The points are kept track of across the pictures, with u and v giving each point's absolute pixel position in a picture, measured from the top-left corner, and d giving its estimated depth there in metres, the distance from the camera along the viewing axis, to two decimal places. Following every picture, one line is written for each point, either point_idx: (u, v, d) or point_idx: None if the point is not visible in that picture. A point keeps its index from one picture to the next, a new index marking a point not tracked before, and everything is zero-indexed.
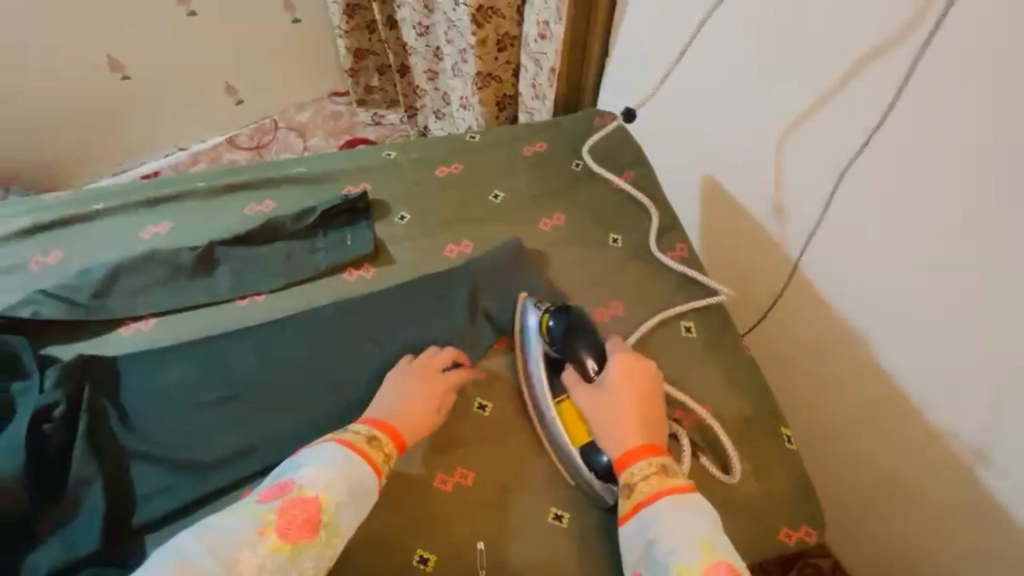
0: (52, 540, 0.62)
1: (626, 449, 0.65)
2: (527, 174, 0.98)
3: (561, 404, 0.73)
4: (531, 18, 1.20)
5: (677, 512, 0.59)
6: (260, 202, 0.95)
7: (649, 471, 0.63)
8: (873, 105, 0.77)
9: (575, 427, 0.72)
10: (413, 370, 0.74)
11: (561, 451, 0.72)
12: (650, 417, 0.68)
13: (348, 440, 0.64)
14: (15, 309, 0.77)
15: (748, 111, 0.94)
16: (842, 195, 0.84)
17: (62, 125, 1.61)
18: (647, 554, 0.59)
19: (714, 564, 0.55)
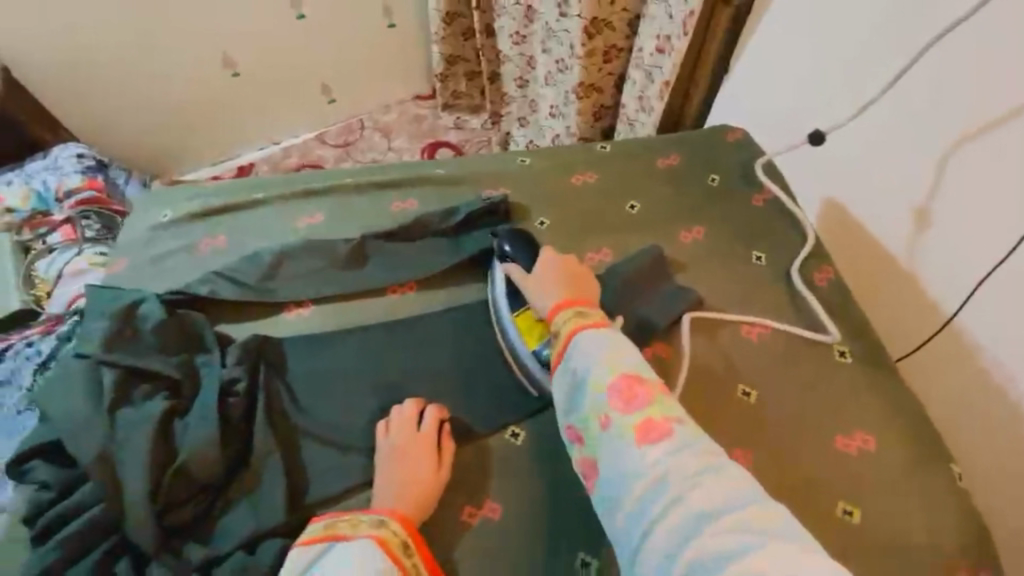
0: (242, 507, 0.66)
1: (555, 308, 0.74)
2: (662, 186, 0.99)
3: (518, 315, 0.80)
4: (649, 32, 1.22)
5: (589, 341, 0.67)
6: (404, 200, 0.99)
7: (569, 316, 0.71)
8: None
9: (526, 325, 0.79)
10: (399, 441, 0.70)
11: (522, 358, 0.79)
12: (574, 283, 0.78)
13: (383, 542, 0.62)
14: (194, 286, 0.83)
15: (901, 136, 0.92)
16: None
17: (179, 115, 1.73)
18: (567, 381, 0.67)
19: (616, 376, 0.64)
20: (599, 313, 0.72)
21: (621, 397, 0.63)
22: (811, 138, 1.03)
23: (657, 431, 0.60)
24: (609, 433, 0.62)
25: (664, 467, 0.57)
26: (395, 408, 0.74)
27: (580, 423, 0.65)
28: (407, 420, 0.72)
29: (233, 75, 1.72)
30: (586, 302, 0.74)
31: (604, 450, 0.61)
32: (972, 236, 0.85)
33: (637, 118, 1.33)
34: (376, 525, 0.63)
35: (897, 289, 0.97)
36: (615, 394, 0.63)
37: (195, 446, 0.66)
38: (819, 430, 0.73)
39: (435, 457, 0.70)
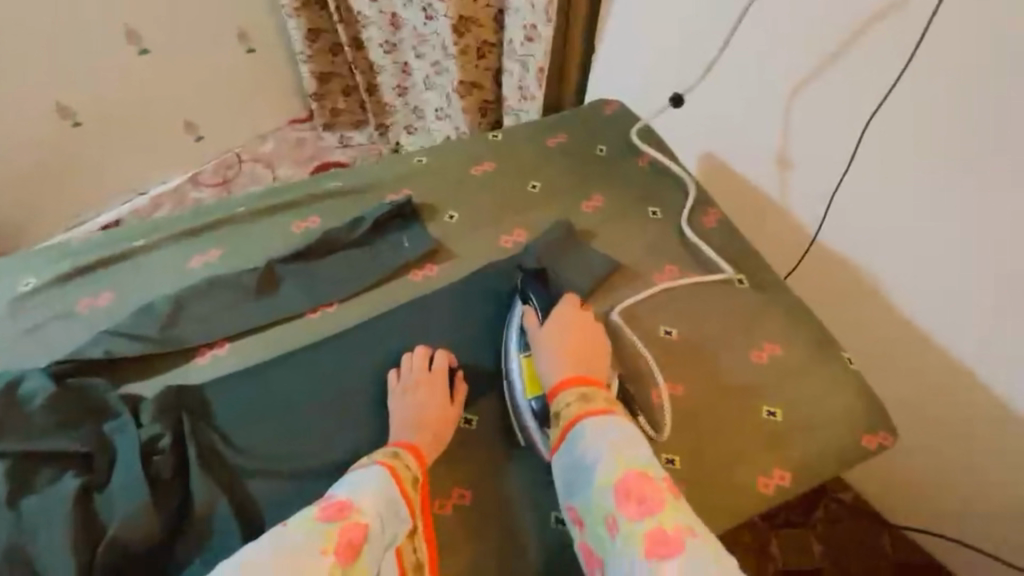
0: (197, 563, 0.62)
1: (560, 382, 0.70)
2: (557, 163, 1.05)
3: (525, 361, 0.76)
4: (516, 24, 1.27)
5: (596, 428, 0.65)
6: (305, 219, 0.96)
7: (572, 398, 0.68)
8: (890, 60, 0.88)
9: (532, 376, 0.75)
10: (413, 377, 0.75)
11: (518, 405, 0.76)
12: (584, 349, 0.73)
13: (398, 472, 0.65)
14: (84, 351, 0.75)
15: (753, 86, 1.05)
16: (869, 146, 0.94)
17: (18, 178, 1.53)
18: (573, 466, 0.65)
19: (624, 473, 0.61)
20: (605, 396, 0.69)
21: (629, 496, 0.60)
22: (674, 102, 1.15)
23: (668, 543, 0.56)
24: (616, 536, 0.59)
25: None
26: (410, 352, 0.78)
27: (583, 509, 0.63)
28: (418, 363, 0.76)
29: (74, 125, 1.55)
30: (594, 383, 0.70)
31: (614, 560, 0.58)
32: (823, 160, 1.00)
33: (521, 108, 1.38)
34: (392, 456, 0.66)
35: (777, 221, 1.11)
36: (622, 497, 0.60)
37: (124, 517, 0.60)
38: (734, 349, 0.82)
39: (446, 393, 0.74)
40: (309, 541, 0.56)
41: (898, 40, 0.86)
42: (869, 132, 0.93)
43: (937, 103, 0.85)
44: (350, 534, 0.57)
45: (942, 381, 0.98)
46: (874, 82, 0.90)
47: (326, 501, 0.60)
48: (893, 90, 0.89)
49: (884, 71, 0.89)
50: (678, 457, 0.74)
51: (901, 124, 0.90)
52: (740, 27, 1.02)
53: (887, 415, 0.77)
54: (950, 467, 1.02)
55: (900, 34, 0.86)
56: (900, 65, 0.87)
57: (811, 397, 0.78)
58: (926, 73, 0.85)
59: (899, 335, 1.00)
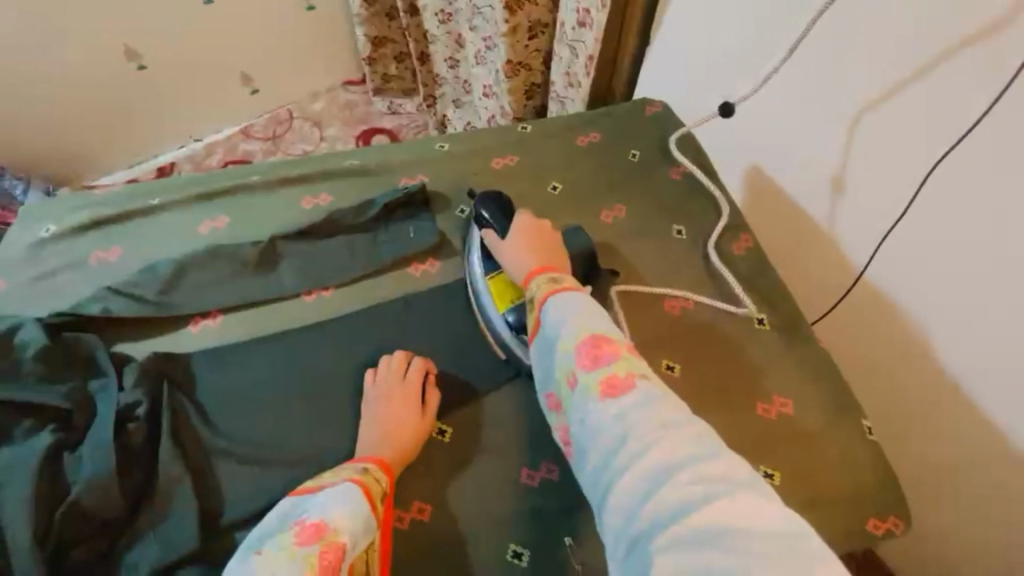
0: (149, 538, 0.62)
1: (529, 274, 0.73)
2: (584, 165, 0.98)
3: (491, 278, 0.80)
4: (569, 6, 1.16)
5: (561, 302, 0.66)
6: (317, 195, 0.94)
7: (542, 281, 0.70)
8: (973, 98, 0.75)
9: (502, 291, 0.79)
10: (384, 386, 0.73)
11: (493, 324, 0.80)
12: (546, 247, 0.77)
13: (367, 487, 0.63)
14: (84, 307, 0.77)
15: (825, 99, 0.92)
16: (929, 195, 0.82)
17: (84, 114, 1.58)
18: (543, 343, 0.66)
19: (584, 335, 0.62)
20: (572, 279, 0.71)
21: (589, 354, 0.60)
22: (721, 111, 1.06)
23: (622, 386, 0.56)
24: (577, 392, 0.59)
25: (628, 420, 0.53)
26: (383, 357, 0.76)
27: (556, 387, 0.63)
28: (393, 368, 0.75)
29: (139, 68, 1.58)
30: (559, 269, 0.72)
31: (574, 410, 0.58)
32: (883, 197, 0.88)
33: (566, 95, 1.30)
34: (358, 472, 0.65)
35: (822, 254, 1.00)
36: (581, 354, 0.60)
37: (86, 482, 0.61)
38: (741, 396, 0.75)
39: (419, 403, 0.73)
40: (291, 566, 0.54)
41: (984, 76, 0.74)
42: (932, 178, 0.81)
43: (1020, 157, 0.72)
44: (331, 556, 0.56)
45: (980, 463, 0.87)
46: (950, 121, 0.78)
47: (300, 524, 0.58)
48: (970, 134, 0.76)
49: (961, 110, 0.77)
50: None
51: (972, 175, 0.77)
52: (805, 34, 0.91)
53: (901, 500, 0.70)
54: (969, 552, 0.93)
55: (992, 70, 0.73)
56: (983, 106, 0.74)
57: (821, 468, 0.71)
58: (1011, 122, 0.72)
59: (938, 405, 0.89)
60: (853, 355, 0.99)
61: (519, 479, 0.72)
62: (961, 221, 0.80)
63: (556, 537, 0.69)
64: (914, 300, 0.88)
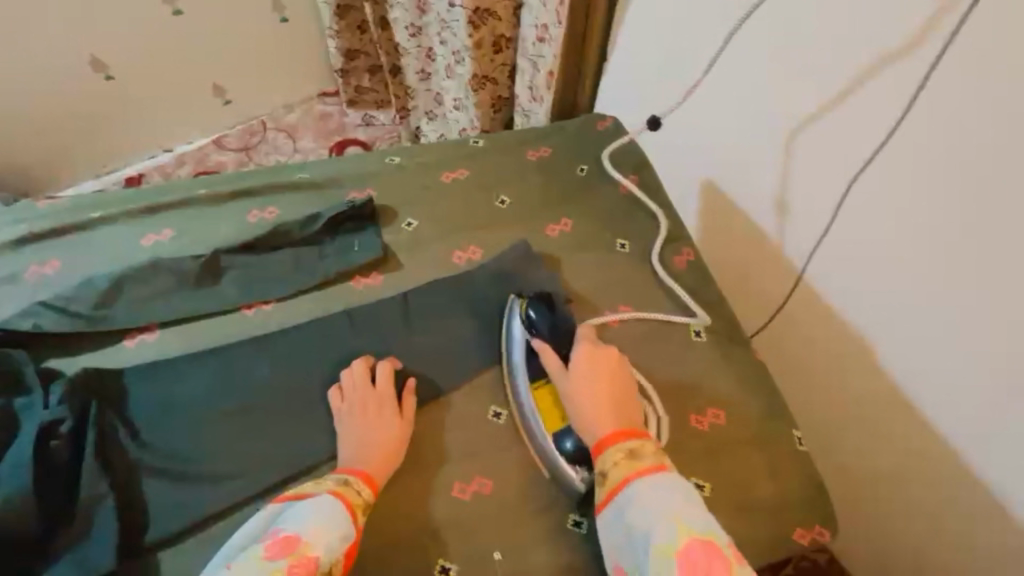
0: (67, 557, 0.61)
1: (603, 436, 0.68)
2: (534, 179, 0.99)
3: (539, 389, 0.75)
4: (529, 21, 1.19)
5: (652, 490, 0.62)
6: (264, 209, 0.94)
7: (621, 457, 0.65)
8: (890, 105, 0.78)
9: (550, 412, 0.74)
10: (359, 395, 0.74)
11: (537, 438, 0.74)
12: (618, 389, 0.72)
13: (346, 497, 0.64)
14: (13, 322, 0.75)
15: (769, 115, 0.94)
16: (852, 204, 0.86)
17: (49, 124, 1.56)
18: (624, 532, 0.61)
19: (688, 542, 0.57)
20: (653, 448, 0.66)
21: (698, 566, 0.55)
22: (649, 124, 1.10)
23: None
24: None
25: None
26: (356, 361, 0.77)
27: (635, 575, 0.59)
28: (360, 379, 0.75)
29: (107, 78, 1.57)
30: (638, 436, 0.67)
31: None
32: (823, 207, 0.91)
33: (530, 109, 1.31)
34: (341, 484, 0.66)
35: (771, 266, 1.03)
36: (683, 565, 0.56)
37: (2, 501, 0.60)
38: (674, 407, 0.76)
39: (396, 409, 0.73)
40: None
41: (895, 90, 0.77)
42: (853, 188, 0.85)
43: (931, 167, 0.76)
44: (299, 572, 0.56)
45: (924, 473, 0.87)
46: (867, 133, 0.82)
47: (274, 537, 0.59)
48: (883, 146, 0.80)
49: (875, 122, 0.80)
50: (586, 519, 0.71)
51: (887, 184, 0.81)
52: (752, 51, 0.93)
53: (827, 507, 0.72)
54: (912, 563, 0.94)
55: (906, 78, 0.75)
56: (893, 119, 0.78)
57: (745, 478, 0.72)
58: (917, 135, 0.76)
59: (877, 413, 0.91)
60: (803, 364, 1.01)
61: (451, 492, 0.71)
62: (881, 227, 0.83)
63: (485, 552, 0.68)
64: (853, 308, 0.90)
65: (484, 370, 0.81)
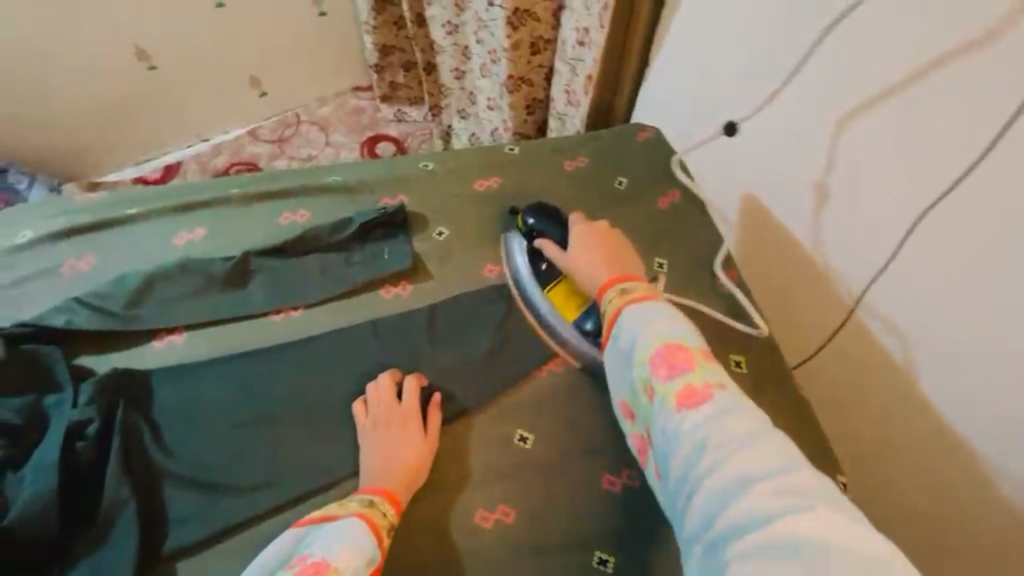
0: (87, 564, 0.61)
1: (602, 286, 0.75)
2: (569, 191, 0.96)
3: (551, 289, 0.82)
4: (570, 24, 1.15)
5: (632, 313, 0.68)
6: (294, 211, 0.93)
7: (614, 293, 0.72)
8: (977, 125, 0.70)
9: (565, 303, 0.82)
10: (381, 412, 0.72)
11: (559, 333, 0.81)
12: (612, 254, 0.79)
13: (373, 521, 0.62)
14: (48, 317, 0.76)
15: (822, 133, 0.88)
16: (916, 244, 0.80)
17: (92, 113, 1.59)
18: (614, 351, 0.68)
19: (658, 345, 0.63)
20: (643, 285, 0.73)
21: (664, 363, 0.62)
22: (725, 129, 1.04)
23: (698, 397, 0.58)
24: (654, 402, 0.61)
25: (706, 428, 0.55)
26: (385, 372, 0.76)
27: (627, 397, 0.66)
28: (384, 394, 0.73)
29: (149, 69, 1.59)
30: (629, 277, 0.75)
31: (653, 420, 0.61)
32: (882, 235, 0.84)
33: (567, 113, 1.27)
34: (365, 505, 0.64)
35: (815, 290, 0.97)
36: (657, 363, 0.62)
37: (27, 502, 0.59)
38: None
39: (422, 428, 0.72)
40: None
41: (974, 124, 0.70)
42: (919, 228, 0.79)
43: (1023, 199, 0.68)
44: None
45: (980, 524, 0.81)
46: (939, 169, 0.75)
47: (301, 560, 0.57)
48: (956, 185, 0.74)
49: (949, 158, 0.74)
50: (612, 559, 0.68)
51: (958, 225, 0.74)
52: (809, 64, 0.87)
53: None
54: None
55: (999, 99, 0.68)
56: (971, 158, 0.72)
57: None
58: (999, 176, 0.69)
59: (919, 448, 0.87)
60: (844, 397, 0.97)
61: (473, 520, 0.69)
62: (947, 270, 0.77)
63: None
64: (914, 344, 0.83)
65: (510, 391, 0.78)
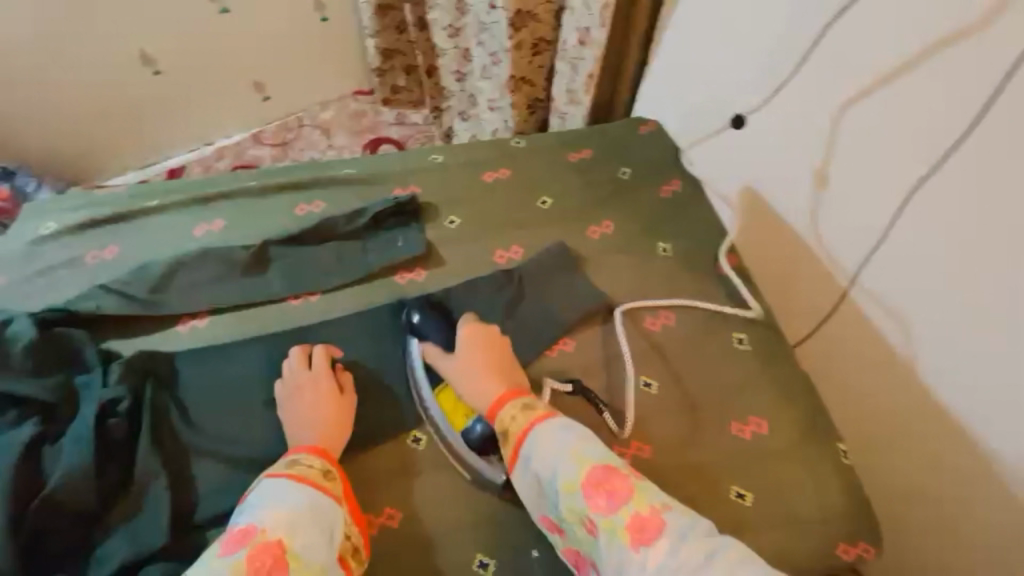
0: (121, 533, 0.64)
1: (498, 399, 0.71)
2: (575, 181, 1.00)
3: (439, 393, 0.76)
4: (570, 25, 1.18)
5: (548, 435, 0.66)
6: (310, 202, 0.96)
7: (517, 410, 0.69)
8: (958, 113, 0.76)
9: (453, 406, 0.75)
10: (295, 382, 0.73)
11: (451, 440, 0.73)
12: (501, 364, 0.75)
13: (299, 476, 0.63)
14: (76, 303, 0.78)
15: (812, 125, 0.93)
16: (905, 223, 0.84)
17: (98, 116, 1.62)
18: (536, 481, 0.65)
19: (587, 470, 0.62)
20: (542, 402, 0.71)
21: (601, 492, 0.60)
22: (733, 122, 1.06)
23: (649, 526, 0.57)
24: (600, 536, 0.59)
25: (667, 563, 0.55)
26: (293, 350, 0.76)
27: (556, 516, 0.64)
28: (297, 366, 0.74)
29: (155, 73, 1.62)
30: (524, 392, 0.72)
31: (602, 557, 0.58)
32: (870, 219, 0.88)
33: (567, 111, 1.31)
34: (289, 465, 0.64)
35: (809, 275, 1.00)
36: (590, 490, 0.61)
37: (64, 474, 0.62)
38: (714, 419, 0.76)
39: (334, 387, 0.73)
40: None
41: (961, 102, 0.75)
42: (904, 211, 0.84)
43: (996, 178, 0.73)
44: (262, 556, 0.55)
45: (974, 502, 0.83)
46: (927, 148, 0.80)
47: (229, 531, 0.58)
48: (945, 161, 0.78)
49: (938, 135, 0.78)
50: None
51: (947, 199, 0.79)
52: (807, 61, 0.92)
53: (873, 524, 0.71)
54: None
55: (977, 87, 0.74)
56: (958, 136, 0.76)
57: (784, 486, 0.72)
58: (986, 148, 0.74)
59: (901, 423, 0.90)
60: (836, 380, 0.99)
61: (490, 488, 0.72)
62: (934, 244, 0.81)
63: (523, 549, 0.69)
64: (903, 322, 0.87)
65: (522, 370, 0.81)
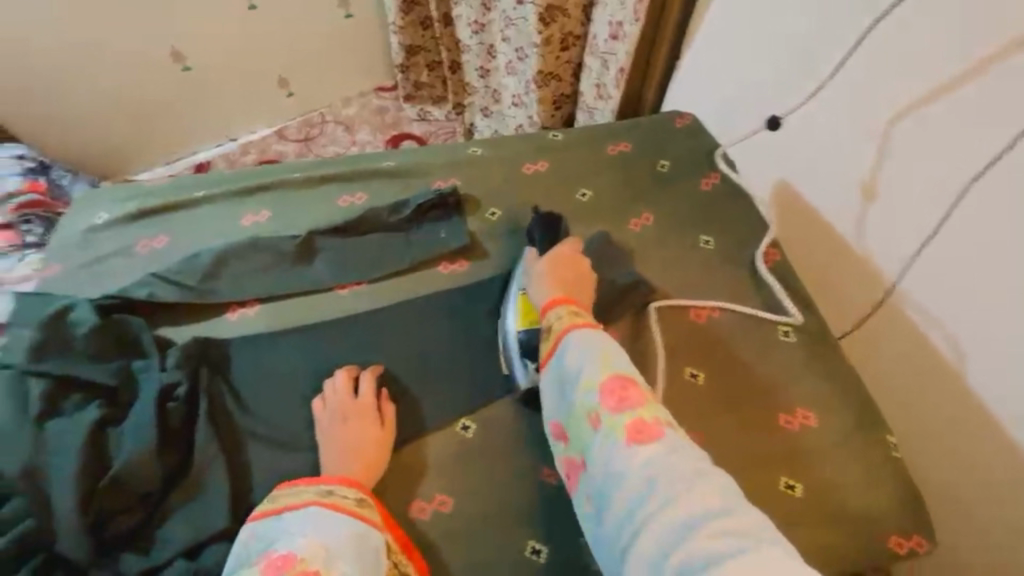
0: (183, 516, 0.65)
1: (553, 300, 0.76)
2: (614, 175, 1.00)
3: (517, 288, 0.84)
4: (603, 19, 1.19)
5: (583, 340, 0.69)
6: (353, 194, 0.98)
7: (564, 313, 0.73)
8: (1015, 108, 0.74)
9: (522, 305, 0.82)
10: (338, 407, 0.72)
11: (506, 335, 0.81)
12: (574, 282, 0.79)
13: (339, 505, 0.63)
14: (130, 291, 0.80)
15: (854, 119, 0.93)
16: (958, 221, 0.82)
17: (128, 111, 1.65)
18: (560, 376, 0.68)
19: (608, 375, 0.64)
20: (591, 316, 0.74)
21: (615, 395, 0.63)
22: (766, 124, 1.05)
23: (648, 432, 0.59)
24: (600, 431, 0.61)
25: (653, 467, 0.56)
26: (333, 376, 0.76)
27: (567, 418, 0.66)
28: (340, 388, 0.74)
29: (184, 69, 1.65)
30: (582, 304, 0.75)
31: (597, 450, 0.61)
32: (919, 216, 0.87)
33: (596, 107, 1.32)
34: (327, 493, 0.64)
35: (848, 272, 1.00)
36: (606, 394, 0.63)
37: (129, 454, 0.64)
38: (763, 412, 0.76)
39: (377, 419, 0.72)
40: None
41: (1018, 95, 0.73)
42: (958, 209, 0.82)
43: None
44: None
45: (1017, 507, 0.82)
46: (980, 144, 0.78)
47: (267, 558, 0.56)
48: (1000, 159, 0.76)
49: (994, 131, 0.76)
50: None
51: (1002, 197, 0.76)
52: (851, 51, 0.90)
53: (926, 517, 0.70)
54: None
55: None
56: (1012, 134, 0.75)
57: (836, 480, 0.72)
58: None
59: (943, 425, 0.89)
60: (877, 378, 0.98)
61: (539, 478, 0.73)
62: (980, 244, 0.80)
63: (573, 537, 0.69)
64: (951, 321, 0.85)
65: None
